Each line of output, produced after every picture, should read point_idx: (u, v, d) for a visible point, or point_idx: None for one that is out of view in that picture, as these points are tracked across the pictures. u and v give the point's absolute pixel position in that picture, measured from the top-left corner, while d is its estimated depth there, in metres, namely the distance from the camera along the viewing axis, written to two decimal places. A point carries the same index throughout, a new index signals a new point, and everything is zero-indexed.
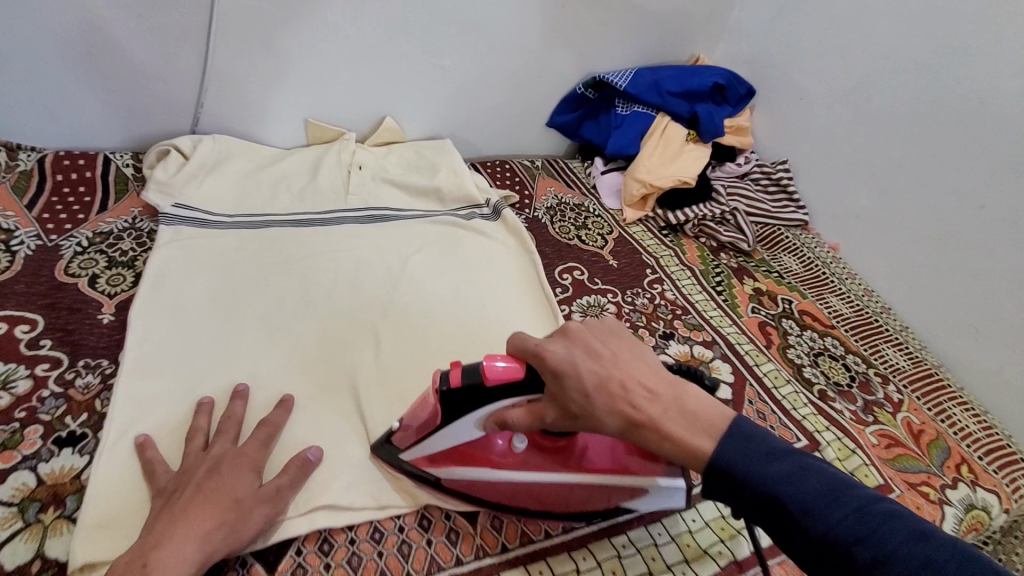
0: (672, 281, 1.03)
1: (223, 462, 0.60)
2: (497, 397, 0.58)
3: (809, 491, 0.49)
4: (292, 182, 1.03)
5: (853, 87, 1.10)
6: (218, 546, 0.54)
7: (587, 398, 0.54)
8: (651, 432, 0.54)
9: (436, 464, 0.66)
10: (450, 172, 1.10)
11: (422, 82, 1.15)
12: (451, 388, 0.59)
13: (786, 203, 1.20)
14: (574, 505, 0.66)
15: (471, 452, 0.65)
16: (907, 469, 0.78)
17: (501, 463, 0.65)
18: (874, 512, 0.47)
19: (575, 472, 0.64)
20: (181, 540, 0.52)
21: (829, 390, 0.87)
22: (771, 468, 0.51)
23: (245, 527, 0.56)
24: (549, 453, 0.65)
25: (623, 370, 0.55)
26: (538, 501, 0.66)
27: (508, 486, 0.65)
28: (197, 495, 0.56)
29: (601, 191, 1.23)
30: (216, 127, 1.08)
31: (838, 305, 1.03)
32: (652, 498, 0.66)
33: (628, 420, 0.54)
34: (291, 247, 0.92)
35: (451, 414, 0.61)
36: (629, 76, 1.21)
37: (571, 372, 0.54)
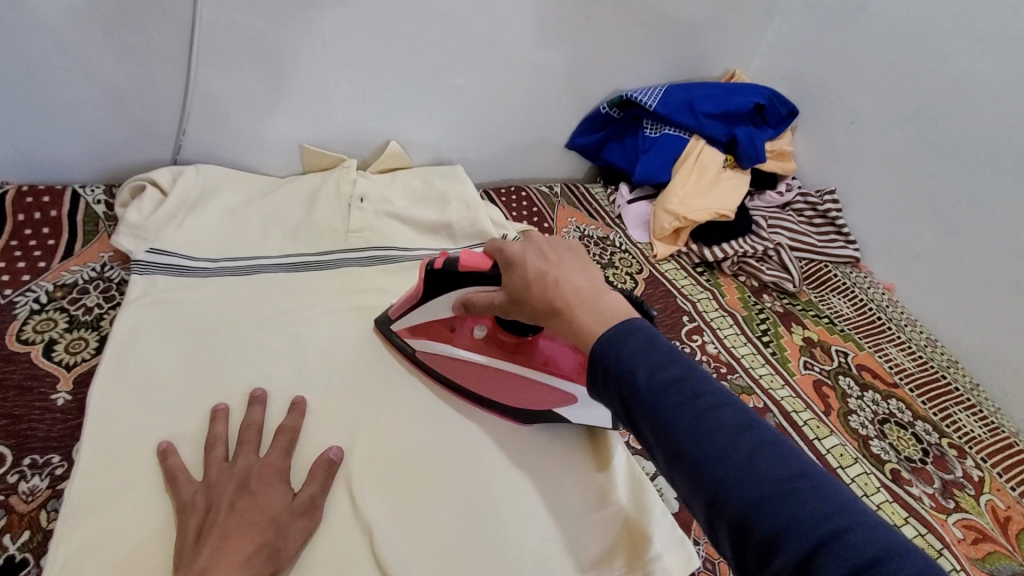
0: (712, 331, 0.92)
1: (252, 475, 0.57)
2: (467, 282, 0.64)
3: (670, 386, 0.43)
4: (285, 219, 0.92)
5: (916, 112, 0.98)
6: (260, 570, 0.51)
7: (524, 286, 0.54)
8: (565, 320, 0.50)
9: (414, 337, 0.75)
10: (462, 204, 0.99)
11: (430, 103, 1.04)
12: (433, 269, 0.66)
13: (834, 237, 1.08)
14: (518, 401, 0.71)
15: (443, 332, 0.74)
16: (1000, 572, 0.67)
17: (459, 344, 0.73)
18: (734, 424, 0.41)
19: (522, 367, 0.70)
20: (225, 565, 0.49)
21: (902, 470, 0.75)
22: (659, 383, 0.43)
23: (284, 546, 0.54)
24: (506, 347, 0.71)
25: (565, 270, 0.53)
26: (482, 388, 0.72)
27: (461, 367, 0.72)
28: (231, 517, 0.52)
29: (627, 221, 1.12)
30: (201, 155, 0.97)
31: (899, 357, 0.92)
32: (588, 413, 0.68)
33: (550, 307, 0.51)
34: (283, 299, 0.81)
35: (431, 293, 0.69)
36: (659, 95, 1.10)
37: (518, 265, 0.55)
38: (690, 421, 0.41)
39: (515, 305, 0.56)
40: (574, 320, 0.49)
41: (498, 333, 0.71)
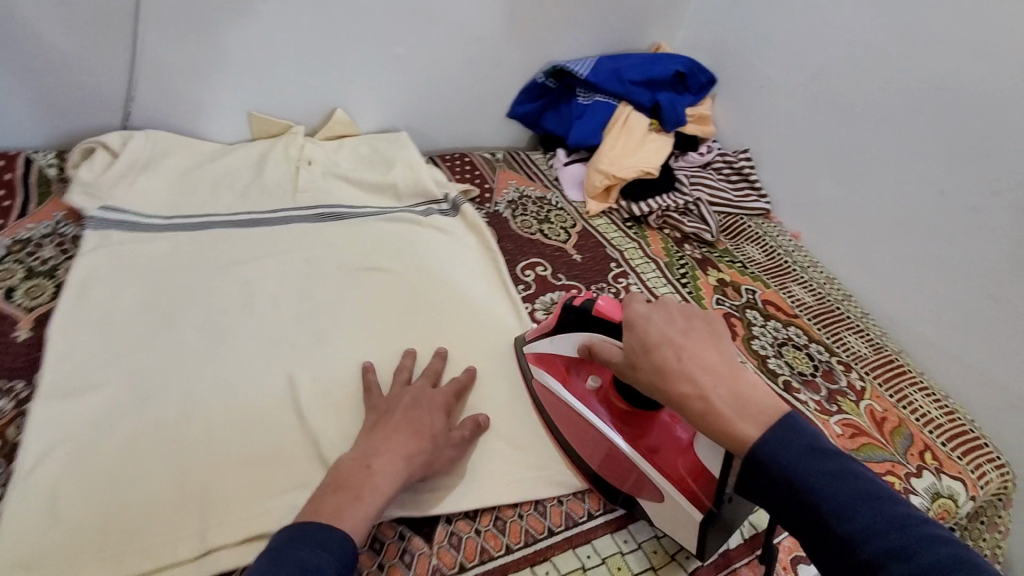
0: (637, 275, 1.02)
1: (422, 398, 0.69)
2: (598, 330, 0.68)
3: (850, 498, 0.48)
4: (235, 180, 0.97)
5: (813, 75, 1.09)
6: (418, 467, 0.63)
7: (646, 350, 0.59)
8: (688, 392, 0.55)
9: (538, 363, 0.77)
10: (406, 166, 1.06)
11: (374, 73, 1.10)
12: (569, 306, 0.70)
13: (748, 192, 1.20)
14: (603, 464, 0.71)
15: (561, 371, 0.75)
16: (871, 458, 0.77)
17: (571, 389, 0.74)
18: (916, 532, 0.46)
19: (621, 439, 0.69)
20: (390, 455, 0.61)
21: (794, 381, 0.86)
22: (812, 461, 0.50)
23: (437, 461, 0.66)
24: (615, 411, 0.70)
25: (691, 344, 0.58)
26: (576, 440, 0.73)
27: (565, 409, 0.74)
28: (404, 419, 0.65)
29: (564, 183, 1.21)
30: (150, 122, 1.00)
31: (801, 294, 1.03)
32: (670, 517, 0.66)
33: (669, 377, 0.56)
34: (233, 249, 0.86)
35: (561, 328, 0.72)
36: (590, 66, 1.19)
37: (645, 327, 0.60)
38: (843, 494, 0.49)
39: (631, 367, 0.60)
40: (702, 392, 0.55)
41: (614, 394, 0.70)
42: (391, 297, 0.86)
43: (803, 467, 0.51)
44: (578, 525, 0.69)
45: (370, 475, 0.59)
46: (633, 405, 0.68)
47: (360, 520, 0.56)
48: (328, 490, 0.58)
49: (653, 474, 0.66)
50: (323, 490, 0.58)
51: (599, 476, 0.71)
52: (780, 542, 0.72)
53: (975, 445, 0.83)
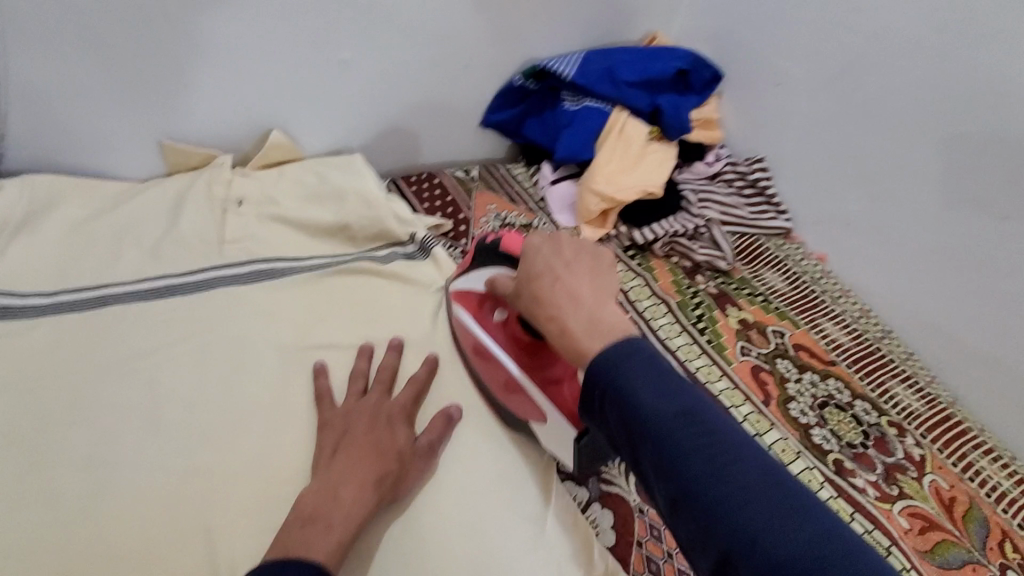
0: (647, 323, 0.85)
1: (382, 415, 0.63)
2: (502, 261, 0.65)
3: (671, 412, 0.41)
4: (143, 233, 0.77)
5: (840, 73, 0.92)
6: (387, 491, 0.57)
7: (527, 276, 0.54)
8: (554, 320, 0.50)
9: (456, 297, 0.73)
10: (362, 200, 0.86)
11: (315, 85, 0.90)
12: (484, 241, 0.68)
13: (765, 208, 1.03)
14: (506, 395, 0.67)
15: (475, 305, 0.70)
16: (948, 565, 0.64)
17: (481, 323, 0.69)
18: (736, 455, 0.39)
19: (519, 369, 0.65)
20: (356, 481, 0.55)
21: (845, 460, 0.72)
22: (643, 372, 0.43)
23: (407, 478, 0.60)
24: (518, 343, 0.66)
25: (572, 279, 0.52)
26: (484, 370, 0.69)
27: (476, 343, 0.70)
28: (366, 436, 0.59)
29: (552, 205, 1.03)
30: (33, 164, 0.80)
31: (834, 332, 0.88)
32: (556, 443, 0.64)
33: (545, 309, 0.52)
34: (138, 334, 0.67)
35: (474, 263, 0.69)
36: (578, 64, 1.00)
37: (532, 254, 0.55)
38: (757, 512, 0.36)
39: (518, 298, 0.56)
40: (563, 318, 0.49)
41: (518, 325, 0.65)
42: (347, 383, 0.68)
43: (705, 475, 0.38)
44: None
45: (334, 500, 0.54)
46: (535, 337, 0.64)
47: (330, 551, 0.50)
48: (296, 523, 0.52)
49: (545, 405, 0.62)
50: (289, 525, 0.52)
51: (504, 409, 0.68)
52: None
53: None
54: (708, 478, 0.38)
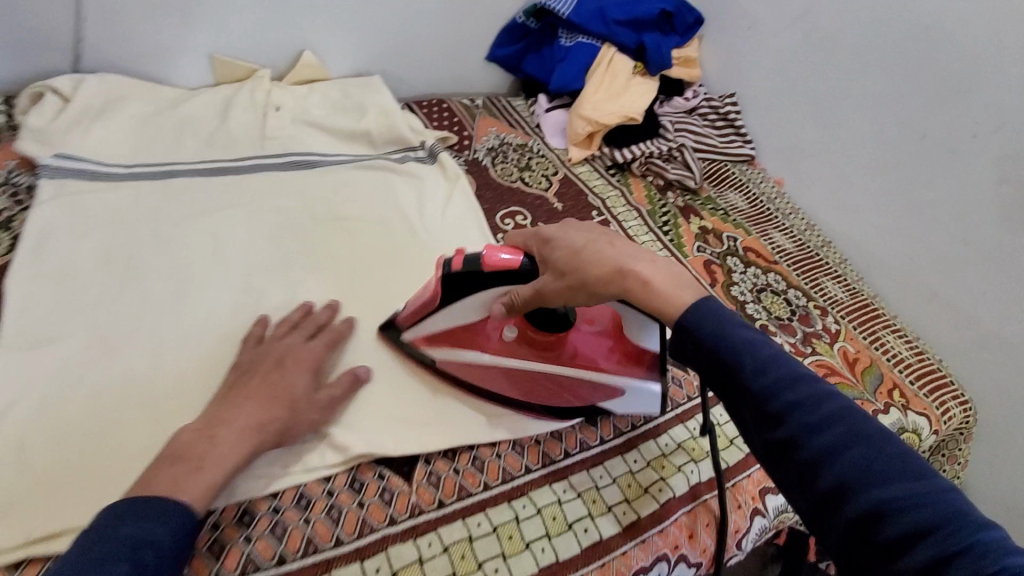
0: (618, 223, 1.00)
1: (286, 358, 0.62)
2: (497, 283, 0.60)
3: (770, 371, 0.43)
4: (199, 127, 0.91)
5: (801, 14, 1.05)
6: (270, 437, 0.56)
7: (572, 254, 0.53)
8: (637, 276, 0.50)
9: (434, 343, 0.67)
10: (381, 112, 1.01)
11: (343, 12, 1.04)
12: (451, 271, 0.61)
13: (734, 138, 1.17)
14: (556, 399, 0.66)
15: (467, 336, 0.66)
16: None
17: (487, 348, 0.66)
18: (836, 412, 0.41)
19: (555, 364, 0.65)
20: (237, 426, 0.55)
21: (771, 326, 0.88)
22: (741, 332, 0.45)
23: (296, 426, 0.58)
24: (536, 344, 0.65)
25: (616, 239, 0.54)
26: (517, 389, 0.66)
27: (490, 371, 0.66)
28: (261, 384, 0.59)
29: (546, 130, 1.17)
30: (103, 66, 0.94)
31: (781, 240, 1.04)
32: (628, 401, 0.66)
33: (612, 267, 0.52)
34: (200, 198, 0.82)
35: (457, 296, 0.62)
36: (574, 3, 1.12)
37: (561, 238, 0.55)
38: (866, 458, 0.39)
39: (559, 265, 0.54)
40: (646, 276, 0.50)
41: (530, 329, 0.65)
42: (371, 245, 0.83)
43: (818, 424, 0.41)
44: (556, 464, 0.64)
45: (211, 444, 0.53)
46: (550, 331, 0.64)
47: (201, 491, 0.50)
48: (166, 460, 0.51)
49: (606, 377, 0.64)
50: (159, 462, 0.51)
51: (563, 411, 0.66)
52: (734, 485, 0.67)
53: (940, 382, 0.87)
54: (821, 427, 0.40)
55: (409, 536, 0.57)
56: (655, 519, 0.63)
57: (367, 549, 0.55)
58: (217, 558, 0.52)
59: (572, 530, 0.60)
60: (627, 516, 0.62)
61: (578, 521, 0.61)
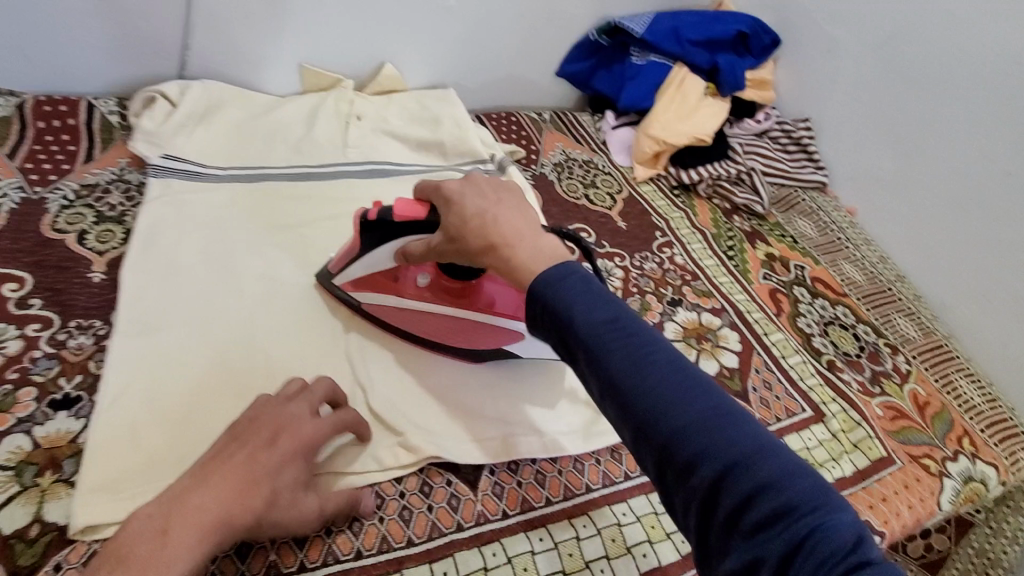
0: (682, 245, 0.99)
1: (281, 434, 0.54)
2: (402, 232, 0.64)
3: (606, 329, 0.45)
4: (287, 133, 0.97)
5: (888, 42, 1.03)
6: (236, 535, 0.49)
7: (461, 221, 0.57)
8: (504, 254, 0.53)
9: (359, 288, 0.73)
10: (454, 125, 1.04)
11: (425, 27, 1.08)
12: (367, 220, 0.66)
13: (805, 163, 1.15)
14: (466, 342, 0.71)
15: (387, 282, 0.72)
16: (909, 441, 0.80)
17: (407, 293, 0.72)
18: (660, 366, 0.43)
19: (467, 309, 0.70)
20: (200, 520, 0.47)
21: (838, 361, 0.87)
22: (581, 294, 0.47)
23: (269, 522, 0.51)
24: (448, 291, 0.71)
25: (505, 210, 0.56)
26: (433, 332, 0.71)
27: (411, 315, 0.72)
28: (244, 465, 0.51)
29: (611, 147, 1.17)
30: (203, 73, 1.01)
31: (852, 273, 1.01)
32: (533, 348, 0.69)
33: (489, 242, 0.54)
34: (289, 203, 0.87)
35: (370, 243, 0.68)
36: (647, 23, 1.14)
37: (458, 205, 0.57)
38: (713, 435, 0.39)
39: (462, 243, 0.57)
40: (511, 254, 0.53)
41: (442, 278, 0.70)
42: None
43: (645, 378, 0.43)
44: (616, 486, 0.65)
45: (161, 543, 0.45)
46: (460, 278, 0.69)
47: None
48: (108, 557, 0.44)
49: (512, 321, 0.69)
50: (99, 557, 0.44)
51: (473, 352, 0.71)
52: None
53: (1011, 432, 0.84)
54: (673, 397, 0.42)
55: (473, 543, 0.59)
56: None
57: (435, 551, 0.58)
58: (301, 546, 0.55)
59: (631, 554, 0.61)
60: (686, 544, 0.63)
61: (637, 545, 0.61)
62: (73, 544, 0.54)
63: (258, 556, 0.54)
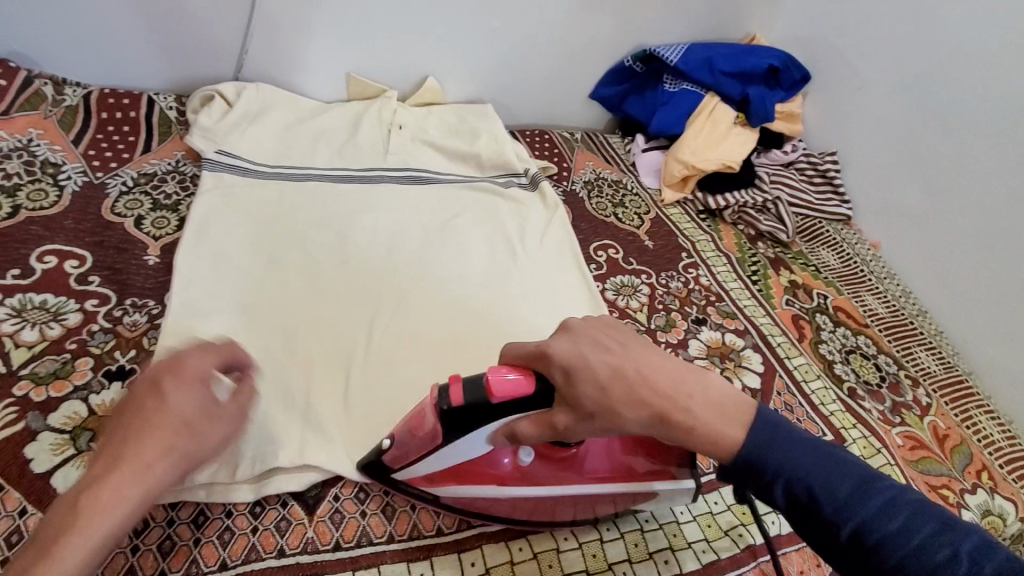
0: (707, 266, 1.01)
1: (162, 377, 0.52)
2: (503, 412, 0.54)
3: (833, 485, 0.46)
4: (332, 138, 1.01)
5: (916, 83, 1.06)
6: (165, 473, 0.49)
7: (599, 387, 0.51)
8: (679, 423, 0.51)
9: (435, 484, 0.60)
10: (491, 139, 1.08)
11: (468, 45, 1.13)
12: (449, 405, 0.54)
13: (830, 196, 1.18)
14: (591, 512, 0.62)
15: (477, 467, 0.58)
16: (929, 471, 0.80)
17: (508, 478, 0.59)
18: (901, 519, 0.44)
19: (589, 482, 0.59)
20: (114, 478, 0.47)
21: (859, 389, 0.88)
22: (797, 454, 0.48)
23: (198, 449, 0.52)
24: (557, 462, 0.59)
25: (642, 357, 0.53)
26: (550, 513, 0.61)
27: (516, 501, 0.60)
28: (133, 419, 0.50)
29: (640, 169, 1.20)
30: (257, 76, 1.06)
31: (874, 304, 1.02)
32: (661, 499, 0.63)
33: (652, 411, 0.51)
34: (332, 202, 0.91)
35: (454, 431, 0.55)
36: (681, 52, 1.17)
37: (580, 366, 0.52)
38: (870, 507, 0.45)
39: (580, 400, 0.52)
40: (686, 413, 0.50)
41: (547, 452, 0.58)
42: (478, 261, 0.89)
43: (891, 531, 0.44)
44: None
45: (79, 511, 0.45)
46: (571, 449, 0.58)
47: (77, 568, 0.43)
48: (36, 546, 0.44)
49: (642, 486, 0.60)
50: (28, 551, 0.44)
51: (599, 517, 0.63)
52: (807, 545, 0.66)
53: None
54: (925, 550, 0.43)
55: (501, 537, 0.61)
56: (734, 563, 0.63)
57: (462, 541, 0.60)
58: (337, 527, 0.59)
59: (653, 560, 0.62)
60: (706, 555, 0.63)
61: (658, 552, 0.63)
62: None
63: (297, 531, 0.58)
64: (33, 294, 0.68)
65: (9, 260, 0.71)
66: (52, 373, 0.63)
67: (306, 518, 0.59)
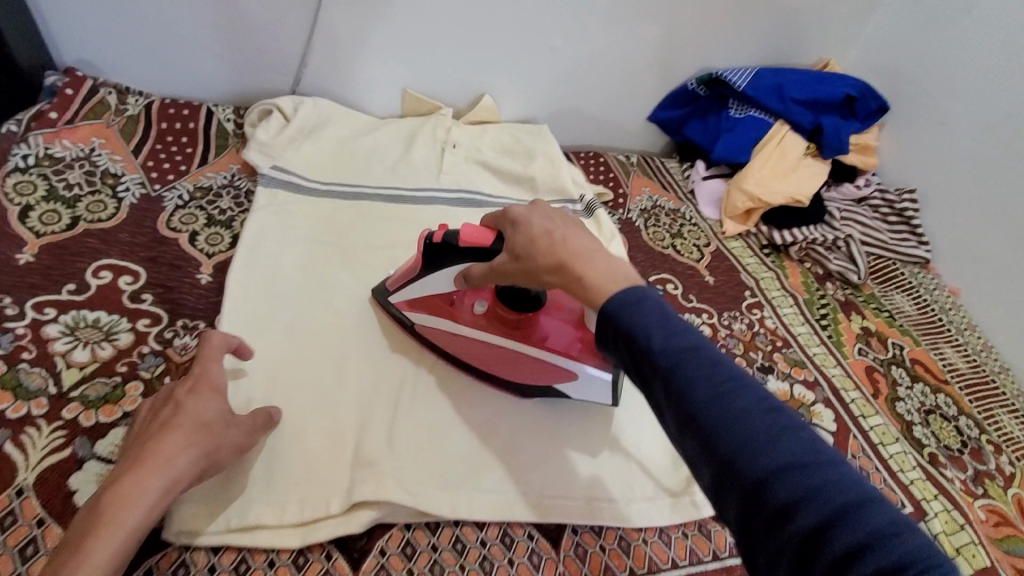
0: (772, 308, 0.95)
1: (181, 387, 0.58)
2: (464, 255, 0.63)
3: (679, 349, 0.42)
4: (384, 156, 0.99)
5: (1010, 121, 0.97)
6: (187, 471, 0.53)
7: (527, 240, 0.55)
8: (573, 273, 0.51)
9: (412, 309, 0.72)
10: (547, 161, 1.04)
11: (527, 61, 1.09)
12: (431, 242, 0.66)
13: (907, 236, 1.10)
14: (516, 376, 0.69)
15: (445, 304, 0.70)
16: (1015, 553, 0.72)
17: (461, 318, 0.70)
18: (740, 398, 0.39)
19: (523, 342, 0.68)
20: (139, 476, 0.51)
21: (941, 456, 0.80)
22: (651, 316, 0.44)
23: (218, 450, 0.55)
24: (504, 320, 0.69)
25: (570, 228, 0.54)
26: (485, 364, 0.69)
27: (461, 340, 0.70)
28: (156, 424, 0.54)
29: (699, 198, 1.15)
30: (314, 89, 1.05)
31: (953, 357, 0.94)
32: (583, 389, 0.67)
33: (557, 260, 0.52)
34: (382, 224, 0.88)
35: (431, 264, 0.67)
36: (750, 77, 1.11)
37: (523, 223, 0.56)
38: (712, 379, 0.40)
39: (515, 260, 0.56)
40: (580, 272, 0.50)
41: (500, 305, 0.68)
42: None
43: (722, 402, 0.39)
44: (703, 565, 0.62)
45: (107, 505, 0.49)
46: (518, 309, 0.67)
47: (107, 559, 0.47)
48: (69, 542, 0.47)
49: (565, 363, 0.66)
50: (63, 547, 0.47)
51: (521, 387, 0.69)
52: None
53: None
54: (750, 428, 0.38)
55: None
56: None
57: None
58: None
59: None
60: None
61: None
62: (165, 551, 0.54)
63: None
64: (86, 311, 0.68)
65: (66, 274, 0.70)
66: (102, 397, 0.62)
67: (351, 574, 0.56)
